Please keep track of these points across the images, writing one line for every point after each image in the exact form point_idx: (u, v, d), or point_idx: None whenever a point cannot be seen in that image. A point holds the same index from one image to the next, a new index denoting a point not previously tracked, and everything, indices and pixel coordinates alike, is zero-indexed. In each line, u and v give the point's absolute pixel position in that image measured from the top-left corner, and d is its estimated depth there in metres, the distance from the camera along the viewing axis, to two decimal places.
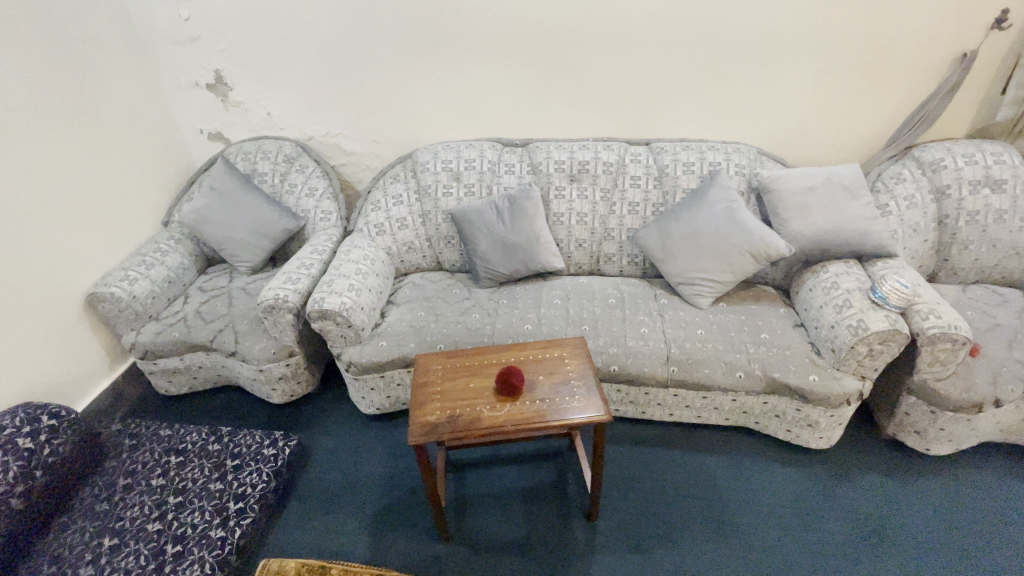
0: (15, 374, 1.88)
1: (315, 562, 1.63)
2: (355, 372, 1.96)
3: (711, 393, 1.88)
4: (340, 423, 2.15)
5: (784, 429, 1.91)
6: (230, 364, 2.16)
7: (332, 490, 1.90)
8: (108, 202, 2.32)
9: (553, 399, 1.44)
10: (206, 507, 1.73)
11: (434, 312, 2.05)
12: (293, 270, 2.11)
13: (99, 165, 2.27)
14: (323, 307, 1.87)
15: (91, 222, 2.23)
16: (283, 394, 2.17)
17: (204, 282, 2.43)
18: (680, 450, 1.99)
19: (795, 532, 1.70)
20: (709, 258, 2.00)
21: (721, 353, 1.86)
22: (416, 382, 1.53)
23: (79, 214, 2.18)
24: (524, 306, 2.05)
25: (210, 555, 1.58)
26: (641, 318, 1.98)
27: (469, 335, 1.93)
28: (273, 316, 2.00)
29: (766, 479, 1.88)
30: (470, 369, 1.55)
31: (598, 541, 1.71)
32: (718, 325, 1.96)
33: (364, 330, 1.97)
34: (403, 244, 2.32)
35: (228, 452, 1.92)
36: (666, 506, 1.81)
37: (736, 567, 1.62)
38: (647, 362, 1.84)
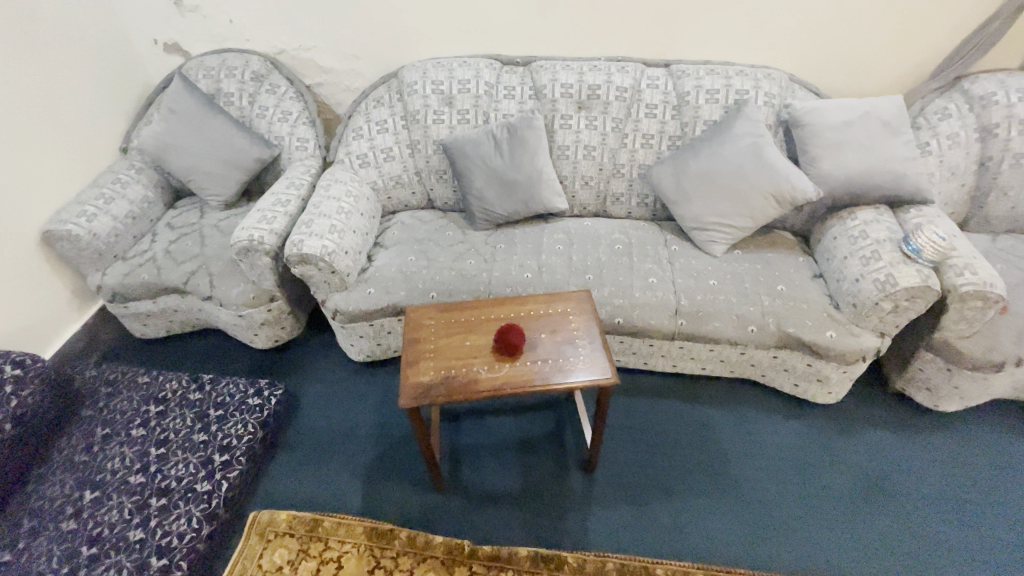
0: None
1: (306, 516, 1.60)
2: (341, 320, 1.83)
3: (719, 346, 1.78)
4: (327, 368, 2.05)
5: (791, 383, 1.84)
6: (208, 308, 2.02)
7: (321, 439, 1.83)
8: (54, 126, 2.04)
9: (556, 359, 1.32)
10: (191, 459, 1.66)
11: (426, 257, 1.88)
12: (268, 207, 1.91)
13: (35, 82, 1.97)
14: (302, 252, 1.70)
15: (36, 151, 1.97)
16: (267, 339, 2.04)
17: (172, 218, 2.23)
18: (682, 400, 1.91)
19: (795, 488, 1.68)
20: (728, 201, 1.83)
21: (733, 306, 1.73)
22: (408, 338, 1.40)
23: (21, 140, 1.92)
24: (523, 251, 1.88)
25: (196, 509, 1.53)
26: (650, 266, 1.82)
27: (464, 283, 1.78)
28: (249, 258, 1.83)
29: (769, 431, 1.83)
30: (466, 325, 1.42)
31: (595, 493, 1.66)
32: (732, 275, 1.82)
33: (350, 276, 1.82)
34: (390, 178, 2.10)
35: (211, 401, 1.82)
36: (665, 458, 1.76)
37: (733, 521, 1.60)
38: (654, 315, 1.72)
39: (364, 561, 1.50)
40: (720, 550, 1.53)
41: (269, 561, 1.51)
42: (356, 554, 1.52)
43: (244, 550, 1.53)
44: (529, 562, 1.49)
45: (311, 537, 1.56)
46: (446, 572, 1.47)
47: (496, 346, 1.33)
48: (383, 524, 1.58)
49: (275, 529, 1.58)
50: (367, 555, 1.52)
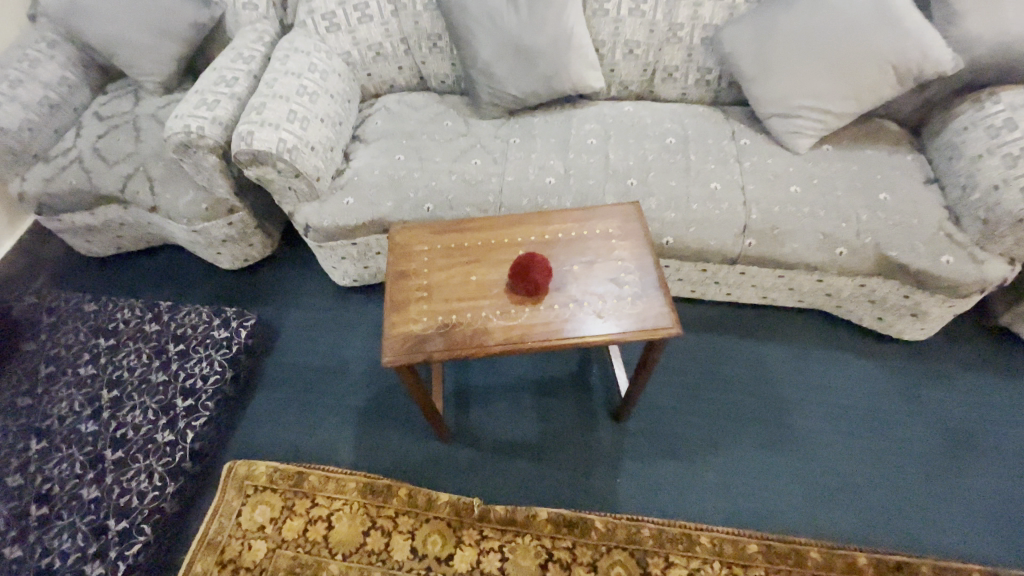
0: None
1: (289, 468, 1.37)
2: (316, 238, 1.46)
3: (792, 273, 1.41)
4: (308, 293, 1.72)
5: (873, 316, 1.49)
6: (158, 221, 1.66)
7: (303, 377, 1.55)
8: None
9: (594, 301, 0.96)
10: (149, 405, 1.40)
11: (418, 156, 1.46)
12: (209, 87, 1.45)
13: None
14: (254, 149, 1.29)
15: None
16: (233, 259, 1.70)
17: (101, 105, 1.77)
18: (735, 334, 1.58)
19: (867, 441, 1.40)
20: (827, 76, 1.35)
21: (820, 221, 1.33)
22: (392, 270, 1.03)
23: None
24: (544, 148, 1.44)
25: (158, 464, 1.31)
26: (712, 168, 1.39)
27: (468, 191, 1.37)
28: (190, 156, 1.41)
29: (839, 373, 1.51)
30: (470, 254, 1.05)
31: (627, 444, 1.39)
32: (819, 180, 1.39)
33: (322, 181, 1.41)
34: (368, 48, 1.59)
35: (170, 334, 1.53)
36: (711, 403, 1.46)
37: (791, 480, 1.34)
38: (715, 233, 1.33)
39: (358, 521, 1.29)
40: (776, 514, 1.29)
41: (249, 520, 1.31)
42: (348, 512, 1.31)
43: (220, 506, 1.33)
44: (550, 527, 1.26)
45: (296, 492, 1.34)
46: (453, 535, 1.26)
47: (512, 283, 0.97)
48: (379, 480, 1.35)
49: (253, 483, 1.35)
50: (361, 514, 1.30)
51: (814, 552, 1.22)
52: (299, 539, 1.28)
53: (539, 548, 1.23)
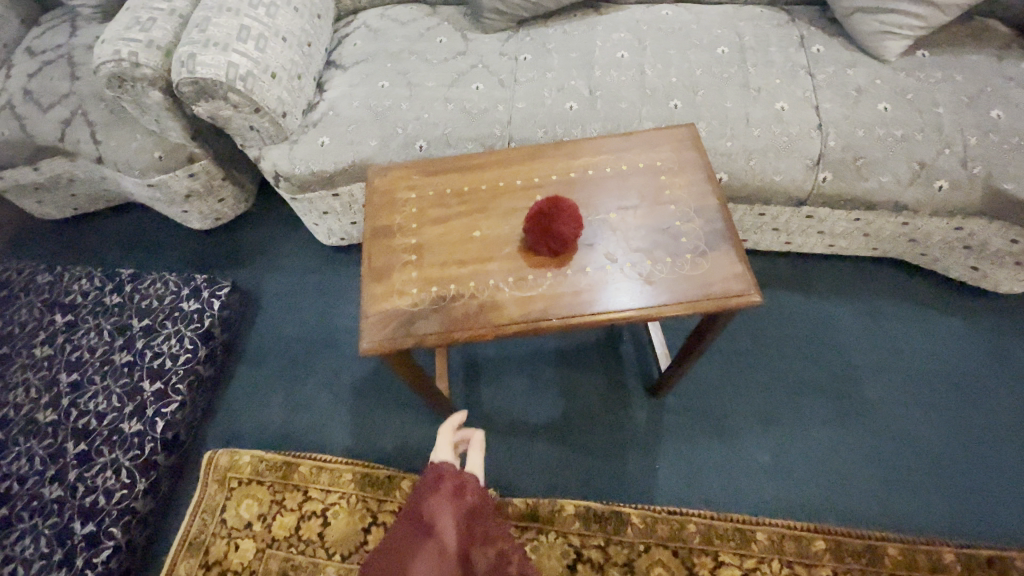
0: None
1: (276, 458, 1.19)
2: (289, 189, 1.21)
3: (871, 214, 1.14)
4: (291, 255, 1.49)
5: (967, 265, 1.22)
6: (110, 175, 1.41)
7: (289, 352, 1.35)
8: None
9: (641, 262, 0.72)
10: (114, 390, 1.22)
11: (405, 81, 1.18)
12: (144, 3, 1.17)
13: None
14: (197, 77, 1.02)
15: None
16: (203, 217, 1.47)
17: (33, 38, 1.49)
18: (792, 290, 1.33)
19: (957, 414, 1.16)
20: None
21: (916, 147, 1.04)
22: (370, 226, 0.79)
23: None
24: (562, 66, 1.16)
25: (126, 458, 1.14)
26: (777, 84, 1.10)
27: (469, 124, 1.11)
28: (127, 92, 1.15)
29: (920, 334, 1.25)
30: (471, 201, 0.80)
31: (666, 423, 1.19)
32: (914, 94, 1.09)
33: (290, 117, 1.15)
34: None
35: (134, 307, 1.33)
36: (766, 373, 1.23)
37: (863, 463, 1.12)
38: (781, 166, 1.06)
39: (357, 518, 1.12)
40: (845, 504, 1.08)
41: (234, 516, 1.15)
42: (344, 507, 1.14)
43: (201, 501, 1.17)
44: (579, 523, 1.08)
45: (285, 485, 1.17)
46: None
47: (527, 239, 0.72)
48: (379, 470, 1.17)
49: (237, 475, 1.18)
50: (361, 509, 1.13)
51: (892, 548, 1.02)
52: (292, 538, 1.12)
53: (567, 547, 1.06)
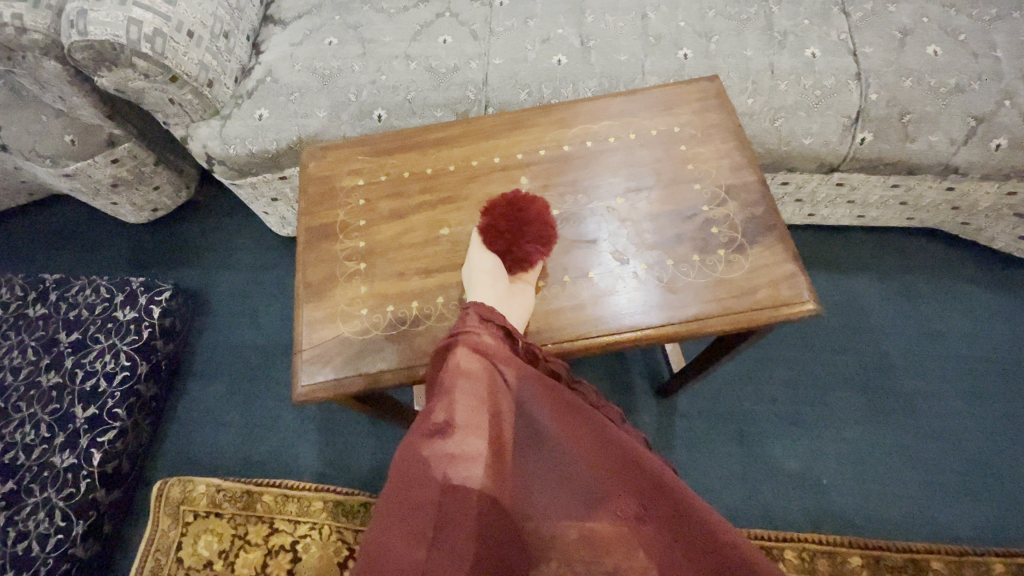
0: None
1: (237, 487, 1.04)
2: (227, 174, 1.02)
3: (912, 180, 0.98)
4: (244, 248, 1.31)
5: (1013, 235, 1.07)
6: (22, 165, 1.20)
7: (248, 361, 1.19)
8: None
9: (661, 267, 0.55)
10: (40, 418, 1.05)
11: (358, 37, 0.97)
12: None
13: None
14: (89, 38, 0.81)
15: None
16: (136, 209, 1.28)
17: None
18: (814, 268, 1.17)
19: (1001, 405, 1.04)
20: None
21: (973, 98, 0.87)
22: (307, 225, 0.62)
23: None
24: (546, 12, 0.95)
25: (59, 498, 0.98)
26: (805, 26, 0.91)
27: (435, 86, 0.91)
28: (17, 62, 0.92)
29: (958, 315, 1.12)
30: (435, 188, 0.63)
31: (678, 429, 1.05)
32: (968, 33, 0.91)
33: (218, 86, 0.94)
34: None
35: (61, 319, 1.15)
36: (789, 366, 1.09)
37: (899, 466, 1.00)
38: (814, 126, 0.88)
39: (332, 551, 0.99)
40: (882, 514, 0.96)
41: (191, 555, 1.00)
42: (316, 539, 1.00)
43: (153, 540, 1.02)
44: None
45: (247, 517, 1.02)
46: None
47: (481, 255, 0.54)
48: (354, 496, 1.03)
49: (192, 508, 1.04)
50: (336, 541, 0.99)
51: (937, 562, 0.90)
52: None
53: None
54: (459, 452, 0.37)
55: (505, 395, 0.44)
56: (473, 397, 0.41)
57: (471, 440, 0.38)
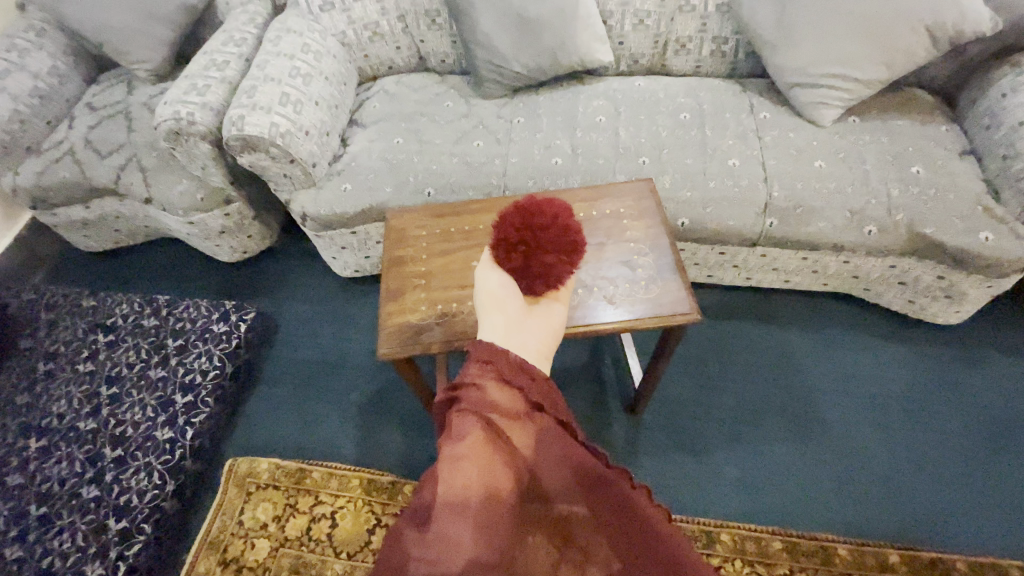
0: None
1: (292, 465, 1.33)
2: (315, 227, 1.40)
3: (816, 253, 1.32)
4: (309, 285, 1.67)
5: (904, 300, 1.40)
6: (153, 214, 1.61)
7: (306, 370, 1.51)
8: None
9: (602, 283, 0.90)
10: (147, 402, 1.36)
11: (417, 138, 1.39)
12: (199, 71, 1.38)
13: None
14: (244, 133, 1.23)
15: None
16: (231, 251, 1.65)
17: (93, 96, 1.71)
18: (754, 320, 1.49)
19: (901, 432, 1.30)
20: (856, 41, 1.26)
21: (847, 198, 1.24)
22: (388, 257, 0.98)
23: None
24: (550, 128, 1.37)
25: (157, 462, 1.27)
26: (730, 145, 1.31)
27: (470, 175, 1.31)
28: (184, 144, 1.35)
29: (868, 361, 1.41)
30: (470, 237, 0.99)
31: (642, 438, 1.33)
32: (846, 153, 1.30)
33: (318, 167, 1.35)
34: (364, 26, 1.51)
35: (169, 328, 1.49)
36: (734, 395, 1.38)
37: (818, 476, 1.26)
38: (735, 212, 1.25)
39: (363, 519, 1.25)
40: (802, 511, 1.21)
41: (251, 518, 1.27)
42: (352, 510, 1.27)
43: (222, 505, 1.30)
44: None
45: (298, 490, 1.30)
46: None
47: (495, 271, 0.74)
48: (383, 476, 1.30)
49: (256, 480, 1.32)
50: (366, 511, 1.26)
51: (842, 549, 1.15)
52: (304, 537, 1.24)
53: None
54: (436, 550, 0.39)
55: (501, 466, 0.45)
56: (465, 478, 0.43)
57: (454, 529, 0.40)
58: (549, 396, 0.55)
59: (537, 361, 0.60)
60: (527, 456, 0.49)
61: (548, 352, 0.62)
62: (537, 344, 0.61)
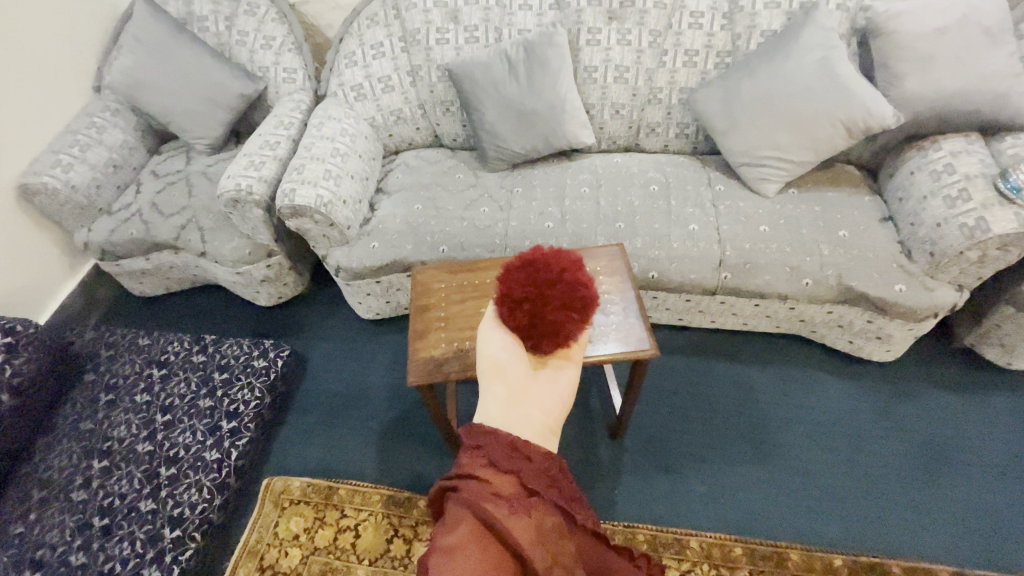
0: None
1: (321, 483, 1.54)
2: (345, 278, 1.66)
3: (767, 301, 1.58)
4: (334, 326, 1.92)
5: (845, 340, 1.64)
6: (204, 265, 1.87)
7: (332, 401, 1.73)
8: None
9: None
10: (198, 427, 1.58)
11: (433, 205, 1.67)
12: (256, 150, 1.68)
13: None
14: (294, 203, 1.51)
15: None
16: (269, 296, 1.91)
17: (157, 165, 2.02)
18: (720, 358, 1.74)
19: (846, 455, 1.52)
20: (788, 130, 1.55)
21: (787, 256, 1.51)
22: (414, 305, 1.23)
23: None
24: (543, 197, 1.66)
25: (206, 479, 1.48)
26: (691, 212, 1.59)
27: (477, 236, 1.58)
28: (241, 210, 1.63)
29: (818, 394, 1.64)
30: (479, 289, 1.24)
31: (624, 460, 1.54)
32: (786, 219, 1.58)
33: (351, 229, 1.63)
34: (390, 112, 1.84)
35: (215, 363, 1.73)
36: (703, 423, 1.60)
37: (775, 492, 1.46)
38: (695, 267, 1.52)
39: (382, 530, 1.45)
40: (760, 523, 1.41)
41: (285, 530, 1.47)
42: (373, 522, 1.46)
43: (259, 518, 1.50)
44: None
45: (326, 505, 1.50)
46: None
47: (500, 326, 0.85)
48: (400, 493, 1.51)
49: (289, 496, 1.52)
50: (385, 523, 1.46)
51: (794, 555, 1.34)
52: (330, 546, 1.43)
53: None
54: None
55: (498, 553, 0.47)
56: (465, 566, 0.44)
57: None
58: (546, 479, 0.58)
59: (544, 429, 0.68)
60: (528, 540, 0.48)
61: (553, 421, 0.69)
62: (541, 414, 0.69)
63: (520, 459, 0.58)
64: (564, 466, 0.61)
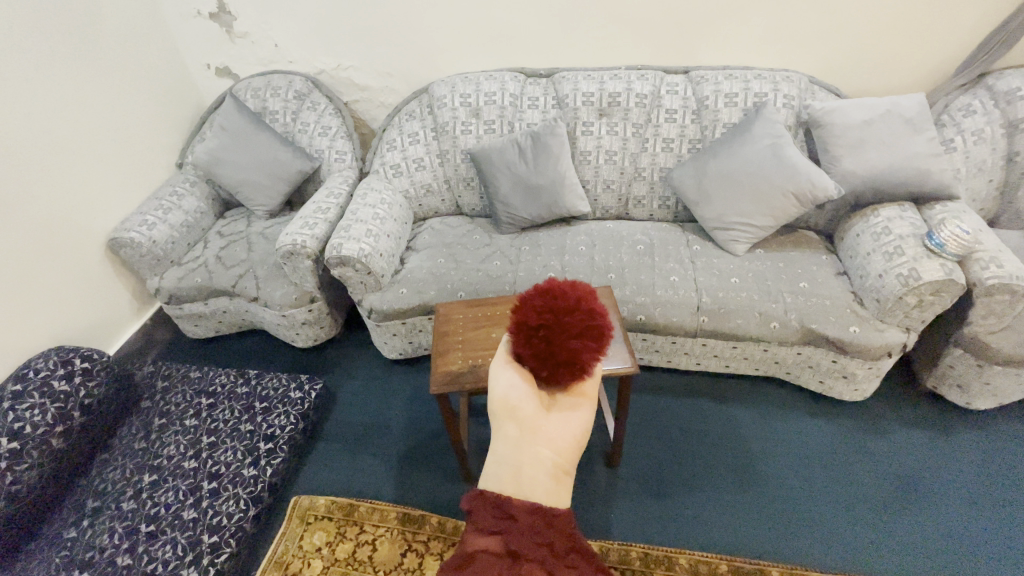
0: (58, 323, 1.95)
1: (344, 501, 1.71)
2: (376, 318, 1.93)
3: (742, 343, 1.80)
4: (362, 366, 2.16)
5: (816, 380, 1.84)
6: (253, 309, 2.16)
7: (356, 431, 1.93)
8: (108, 131, 2.18)
9: None
10: (239, 447, 1.79)
11: (454, 259, 1.98)
12: (310, 214, 2.04)
13: (89, 91, 2.10)
14: (341, 254, 1.83)
15: (89, 157, 2.09)
16: (307, 338, 2.17)
17: (222, 226, 2.39)
18: (707, 398, 1.93)
19: (823, 484, 1.66)
20: (749, 201, 1.87)
21: (755, 302, 1.75)
22: (438, 331, 1.49)
23: (73, 145, 2.03)
24: (548, 253, 1.97)
25: (243, 492, 1.66)
26: (671, 267, 1.88)
27: (490, 283, 1.87)
28: (294, 261, 1.95)
29: (796, 430, 1.81)
30: (492, 320, 1.51)
31: (619, 486, 1.69)
32: (753, 273, 1.85)
33: (385, 277, 1.93)
34: (421, 186, 2.22)
35: (257, 394, 1.96)
36: (691, 454, 1.76)
37: (758, 516, 1.59)
38: (676, 312, 1.77)
39: (396, 545, 1.59)
40: (745, 544, 1.53)
41: (308, 543, 1.61)
42: (389, 537, 1.61)
43: (286, 532, 1.65)
44: None
45: (348, 521, 1.66)
46: None
47: (513, 363, 0.92)
48: (414, 511, 1.66)
49: (314, 513, 1.69)
50: (400, 538, 1.60)
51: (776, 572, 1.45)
52: (348, 559, 1.57)
53: None
54: None
55: None
56: None
57: None
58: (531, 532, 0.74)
59: (552, 467, 0.80)
60: None
61: (563, 459, 0.81)
62: (551, 453, 0.81)
63: (507, 521, 0.75)
64: (551, 521, 0.75)
